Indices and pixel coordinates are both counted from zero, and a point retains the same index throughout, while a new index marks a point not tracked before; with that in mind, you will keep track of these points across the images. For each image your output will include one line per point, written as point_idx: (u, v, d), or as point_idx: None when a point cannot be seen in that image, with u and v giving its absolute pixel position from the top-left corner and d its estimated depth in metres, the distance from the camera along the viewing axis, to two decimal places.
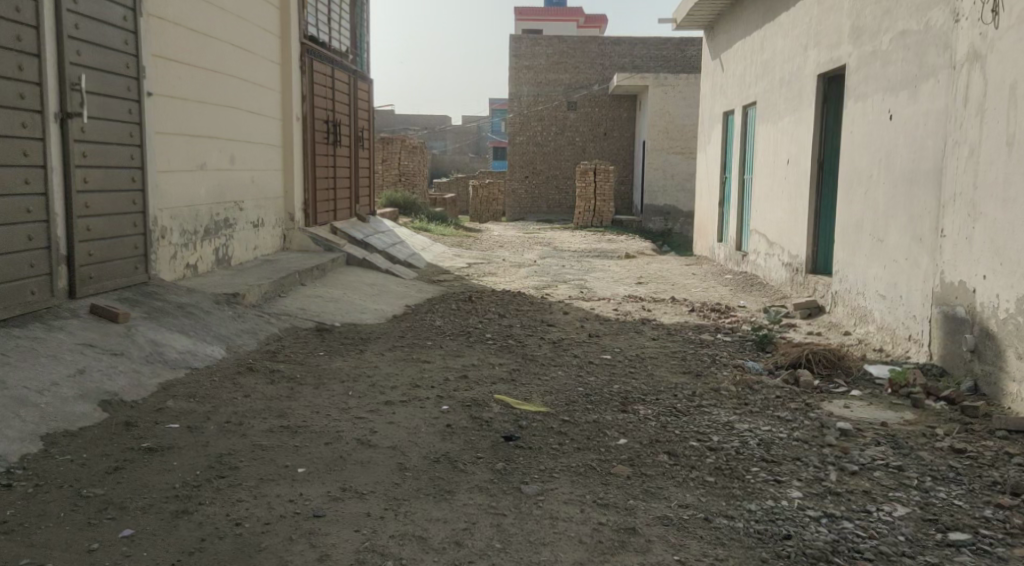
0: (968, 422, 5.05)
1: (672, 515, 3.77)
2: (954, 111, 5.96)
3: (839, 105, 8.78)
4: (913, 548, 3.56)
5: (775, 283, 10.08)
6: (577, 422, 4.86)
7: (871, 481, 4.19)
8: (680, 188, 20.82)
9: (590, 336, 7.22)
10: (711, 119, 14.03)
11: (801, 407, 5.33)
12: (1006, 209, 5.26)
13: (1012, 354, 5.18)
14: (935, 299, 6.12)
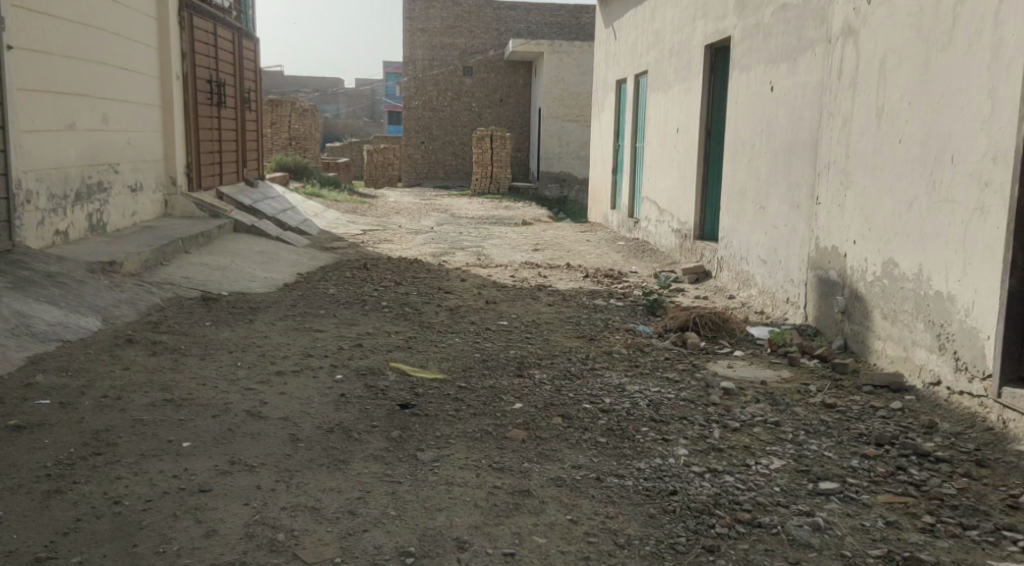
0: (840, 379, 5.35)
1: (565, 475, 3.89)
2: (830, 84, 6.22)
3: (726, 76, 9.04)
4: (787, 498, 3.78)
5: (665, 249, 10.37)
6: (474, 388, 4.95)
7: (751, 437, 4.42)
8: (574, 155, 21.00)
9: (487, 303, 7.30)
10: (605, 87, 14.22)
11: (688, 368, 5.56)
12: (876, 177, 5.56)
13: (877, 314, 5.50)
14: (811, 263, 6.43)
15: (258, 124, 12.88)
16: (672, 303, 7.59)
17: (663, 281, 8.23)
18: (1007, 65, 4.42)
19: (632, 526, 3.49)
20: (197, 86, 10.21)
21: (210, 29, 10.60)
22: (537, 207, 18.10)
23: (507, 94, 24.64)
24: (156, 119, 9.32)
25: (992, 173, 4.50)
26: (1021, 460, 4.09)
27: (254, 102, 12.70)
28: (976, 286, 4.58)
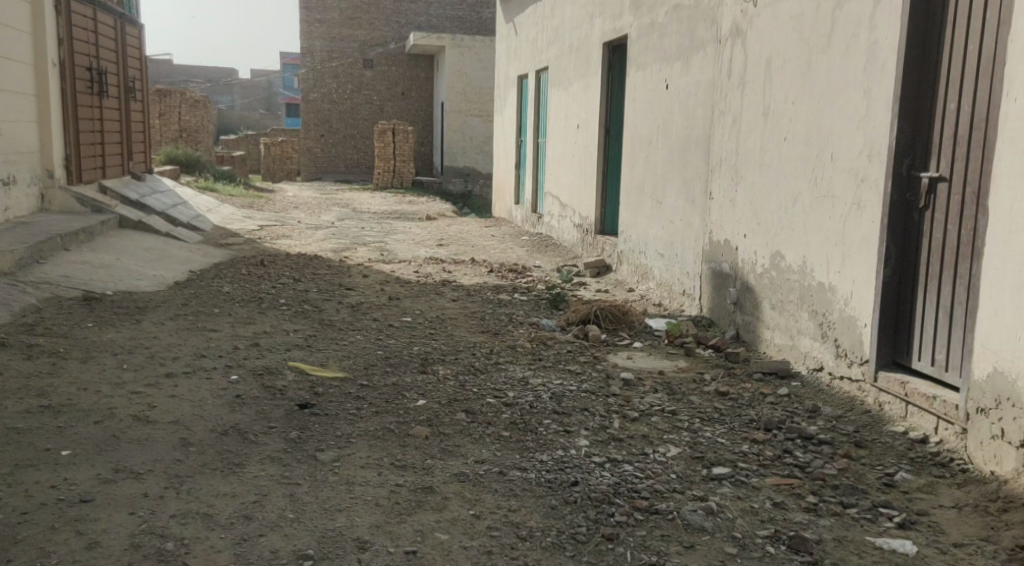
0: (732, 368, 5.57)
1: (468, 471, 3.96)
2: (721, 83, 6.45)
3: (624, 74, 9.23)
4: (682, 484, 3.92)
5: (568, 244, 10.55)
6: (376, 386, 4.96)
7: (649, 426, 4.58)
8: (478, 150, 21.08)
9: (390, 299, 7.29)
10: (506, 82, 14.31)
11: (589, 360, 5.69)
12: (764, 173, 5.80)
13: (766, 305, 5.75)
14: (705, 256, 6.66)
15: (144, 119, 12.53)
16: (574, 296, 7.73)
17: (565, 276, 8.38)
18: (881, 66, 4.67)
19: (534, 519, 3.55)
20: (75, 75, 9.85)
21: (90, 15, 10.25)
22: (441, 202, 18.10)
23: (408, 87, 24.70)
24: (30, 108, 8.96)
25: (867, 169, 4.76)
26: (895, 441, 4.35)
27: (139, 93, 12.33)
28: (854, 277, 4.85)
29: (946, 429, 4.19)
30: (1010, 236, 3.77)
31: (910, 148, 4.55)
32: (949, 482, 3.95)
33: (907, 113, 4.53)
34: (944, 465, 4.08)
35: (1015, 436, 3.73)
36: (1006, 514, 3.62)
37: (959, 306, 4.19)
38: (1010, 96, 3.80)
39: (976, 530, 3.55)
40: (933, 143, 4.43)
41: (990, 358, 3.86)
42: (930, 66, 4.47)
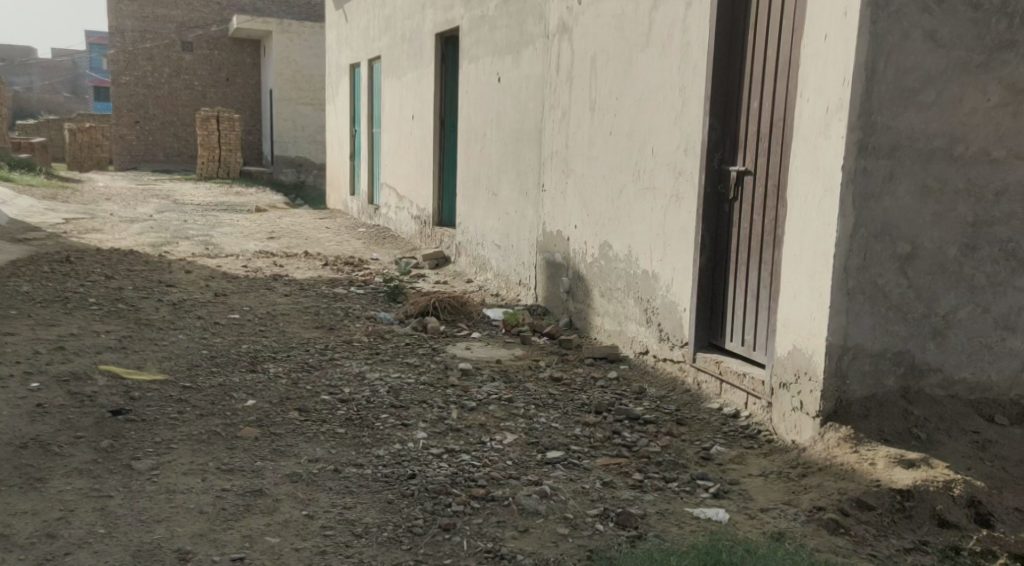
0: (565, 354, 5.77)
1: (300, 471, 3.93)
2: (550, 77, 6.63)
3: (457, 64, 9.31)
4: (518, 470, 4.04)
5: (405, 236, 10.57)
6: (200, 388, 4.84)
7: (487, 415, 4.69)
8: (309, 140, 20.77)
9: (216, 296, 7.09)
10: (338, 70, 14.12)
11: (427, 352, 5.76)
12: (591, 166, 6.03)
13: (597, 293, 5.98)
14: (538, 246, 6.86)
15: None
16: (412, 288, 7.76)
17: (403, 268, 8.39)
18: (694, 65, 4.95)
19: (370, 515, 3.57)
20: None
21: None
22: (273, 193, 17.65)
23: (232, 72, 23.86)
24: None
25: (684, 163, 5.04)
26: (711, 417, 4.66)
27: None
28: (674, 265, 5.13)
29: (754, 403, 4.53)
30: (807, 224, 4.12)
31: (720, 144, 4.86)
32: (758, 452, 4.27)
33: (717, 111, 4.83)
34: (753, 437, 4.41)
35: (812, 406, 4.09)
36: (805, 478, 3.95)
37: (765, 290, 4.53)
38: (803, 95, 4.15)
39: (780, 496, 3.86)
40: (740, 139, 4.75)
41: (792, 336, 4.22)
42: (736, 67, 4.79)
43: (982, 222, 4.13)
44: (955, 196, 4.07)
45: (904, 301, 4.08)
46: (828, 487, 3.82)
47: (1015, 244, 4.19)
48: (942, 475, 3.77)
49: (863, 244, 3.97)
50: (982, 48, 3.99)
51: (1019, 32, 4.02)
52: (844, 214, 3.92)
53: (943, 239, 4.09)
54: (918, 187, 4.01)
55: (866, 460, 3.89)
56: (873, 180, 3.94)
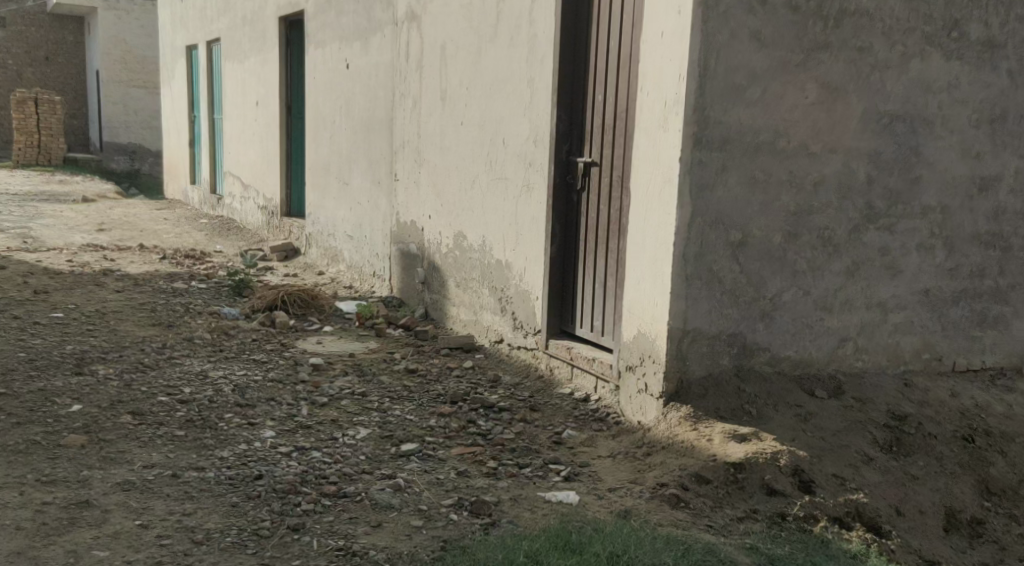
0: (421, 345, 5.81)
1: (134, 478, 3.81)
2: (400, 65, 6.61)
3: (302, 48, 9.14)
4: (371, 464, 4.07)
5: (251, 227, 10.31)
6: (18, 394, 4.60)
7: (339, 410, 4.70)
8: (143, 125, 19.84)
9: (36, 294, 6.72)
10: (173, 52, 13.56)
11: (276, 347, 5.68)
12: (443, 156, 6.07)
13: (452, 282, 6.04)
14: (392, 237, 6.85)
15: None
16: (259, 282, 7.61)
17: (249, 261, 8.20)
18: (541, 58, 5.07)
19: (211, 520, 3.49)
20: None
21: None
22: (103, 181, 16.76)
23: (54, 51, 20.88)
24: None
25: (533, 153, 5.16)
26: (563, 402, 4.83)
27: None
28: (527, 253, 5.25)
29: (603, 387, 4.74)
30: (648, 214, 4.32)
31: (567, 135, 5.01)
32: (607, 434, 4.48)
33: (564, 102, 4.97)
34: (602, 420, 4.62)
35: (656, 388, 4.32)
36: (649, 457, 4.17)
37: (610, 276, 4.71)
38: (644, 90, 4.33)
39: (627, 475, 4.06)
40: (586, 130, 4.90)
41: (637, 321, 4.43)
42: (580, 59, 4.93)
43: (802, 211, 4.42)
44: (779, 186, 4.34)
45: (737, 286, 4.34)
46: (670, 465, 4.04)
47: (831, 231, 4.52)
48: (771, 447, 4.05)
49: (699, 233, 4.19)
50: (800, 48, 4.25)
51: (832, 34, 4.32)
52: (681, 204, 4.13)
53: (771, 227, 4.36)
54: (747, 178, 4.26)
55: (703, 437, 4.13)
56: (707, 172, 4.16)
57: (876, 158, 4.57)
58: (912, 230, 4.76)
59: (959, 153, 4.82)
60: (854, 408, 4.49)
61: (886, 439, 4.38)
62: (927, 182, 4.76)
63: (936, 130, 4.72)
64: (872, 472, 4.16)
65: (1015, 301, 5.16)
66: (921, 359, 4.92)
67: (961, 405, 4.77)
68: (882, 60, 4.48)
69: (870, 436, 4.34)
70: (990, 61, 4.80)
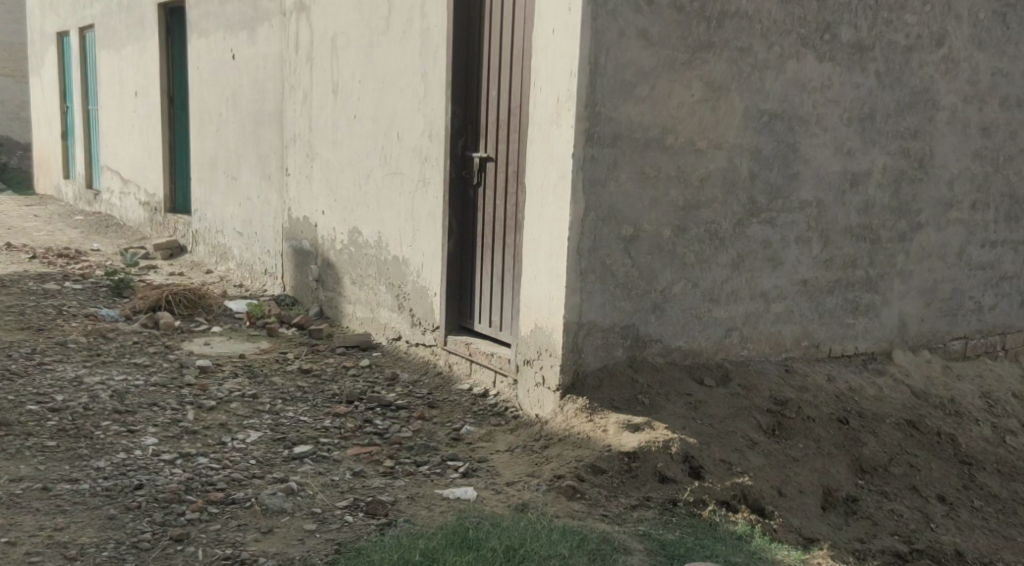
0: (314, 344, 5.74)
1: (2, 493, 3.65)
2: (289, 57, 6.48)
3: (184, 36, 8.88)
4: (263, 468, 4.02)
5: (132, 223, 9.95)
6: None
7: (228, 414, 4.63)
8: (12, 117, 18.86)
9: None
10: (42, 39, 12.96)
11: (159, 350, 5.52)
12: (336, 150, 6.00)
13: (347, 280, 5.99)
14: (284, 233, 6.73)
15: None
16: (141, 282, 7.36)
17: (132, 260, 7.93)
18: (434, 52, 5.06)
19: (87, 534, 3.37)
20: None
21: None
22: None
23: None
24: None
25: (429, 148, 5.15)
26: (462, 398, 4.88)
27: None
28: (424, 249, 5.25)
29: (502, 381, 4.79)
30: (542, 209, 4.37)
31: (462, 130, 5.02)
32: (504, 428, 4.55)
33: (458, 97, 4.97)
34: (501, 414, 4.68)
35: (552, 381, 4.40)
36: (547, 449, 4.25)
37: (507, 271, 4.75)
38: (536, 86, 4.38)
39: (524, 468, 4.12)
40: (481, 125, 4.92)
41: (534, 316, 4.49)
42: (473, 54, 4.95)
43: (690, 205, 4.55)
44: (668, 182, 4.45)
45: (628, 279, 4.43)
46: (566, 456, 4.12)
47: (716, 226, 4.66)
48: (663, 435, 4.16)
49: (593, 227, 4.26)
50: (685, 47, 4.37)
51: (714, 34, 4.46)
52: (576, 199, 4.18)
53: (660, 221, 4.47)
54: (637, 173, 4.35)
55: (599, 427, 4.22)
56: (599, 167, 4.23)
57: (758, 154, 4.73)
58: (792, 223, 4.95)
59: (833, 150, 5.02)
60: (739, 395, 4.66)
61: (770, 424, 4.56)
62: (804, 178, 4.94)
63: (811, 129, 4.91)
64: (758, 456, 4.32)
65: (885, 290, 5.39)
66: (801, 346, 5.11)
67: (837, 389, 4.99)
68: (761, 61, 4.64)
69: (755, 422, 4.51)
70: (860, 63, 5.01)
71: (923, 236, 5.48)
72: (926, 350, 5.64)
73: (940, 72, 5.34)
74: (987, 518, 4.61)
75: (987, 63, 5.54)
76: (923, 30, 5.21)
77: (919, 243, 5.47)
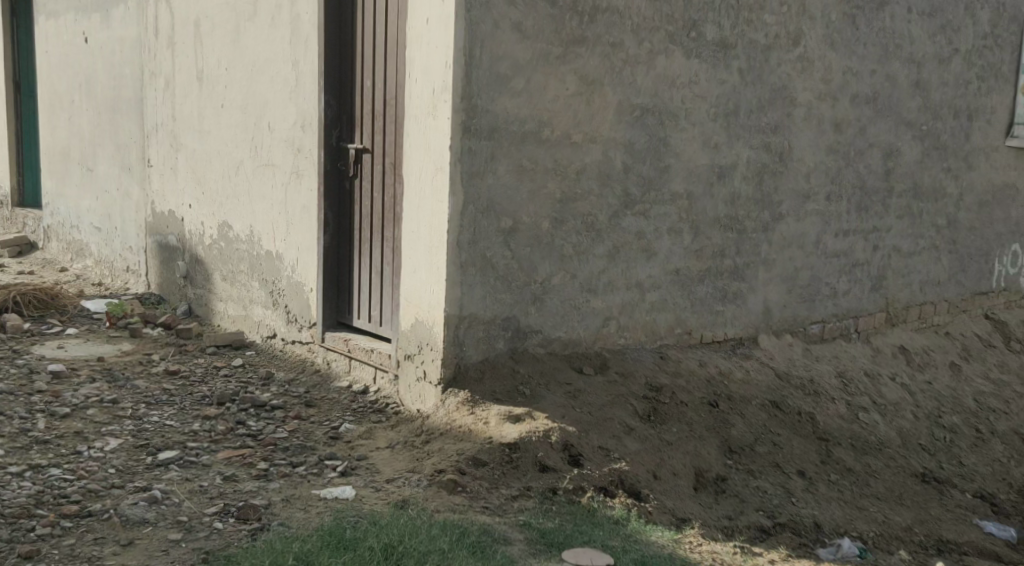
0: (183, 344, 5.48)
1: None
2: (147, 41, 6.16)
3: (29, 17, 8.30)
4: (122, 478, 3.81)
5: None
6: None
7: (84, 421, 4.35)
8: None
9: None
10: None
11: (7, 355, 5.14)
12: (202, 140, 5.75)
13: (217, 276, 5.75)
14: (147, 228, 6.39)
15: None
16: None
17: None
18: (305, 40, 4.92)
19: None
20: None
21: None
22: None
23: None
24: None
25: (302, 139, 5.01)
26: (341, 396, 4.78)
27: None
28: (299, 244, 5.11)
29: (382, 377, 4.72)
30: (421, 203, 4.34)
31: (336, 121, 4.90)
32: (384, 425, 4.48)
33: (331, 86, 4.85)
34: (381, 410, 4.62)
35: (433, 374, 4.38)
36: (428, 444, 4.22)
37: (386, 266, 4.68)
38: (412, 76, 4.33)
39: (405, 464, 4.08)
40: (356, 116, 4.82)
41: (414, 310, 4.45)
42: (346, 42, 4.84)
43: (566, 198, 4.62)
44: (546, 174, 4.50)
45: (508, 272, 4.46)
46: (447, 450, 4.11)
47: (592, 217, 4.75)
48: (543, 425, 4.21)
49: (472, 220, 4.26)
50: (559, 42, 4.43)
51: (587, 29, 4.54)
52: (454, 191, 4.17)
53: (538, 214, 4.52)
54: (515, 166, 4.37)
55: (480, 420, 4.23)
56: (476, 160, 4.22)
57: (630, 147, 4.85)
58: (663, 215, 5.10)
59: (700, 144, 5.21)
60: (616, 382, 4.77)
61: (645, 409, 4.69)
62: (674, 170, 5.11)
63: (680, 123, 5.08)
64: (633, 441, 4.44)
65: (750, 278, 5.65)
66: (674, 333, 5.29)
67: (708, 374, 5.19)
68: (631, 56, 4.76)
69: (631, 408, 4.64)
70: (724, 60, 5.22)
71: (783, 227, 5.78)
72: (787, 334, 5.95)
73: (797, 70, 5.63)
74: (843, 490, 4.91)
75: (839, 63, 5.88)
76: (781, 30, 5.48)
77: (779, 233, 5.76)
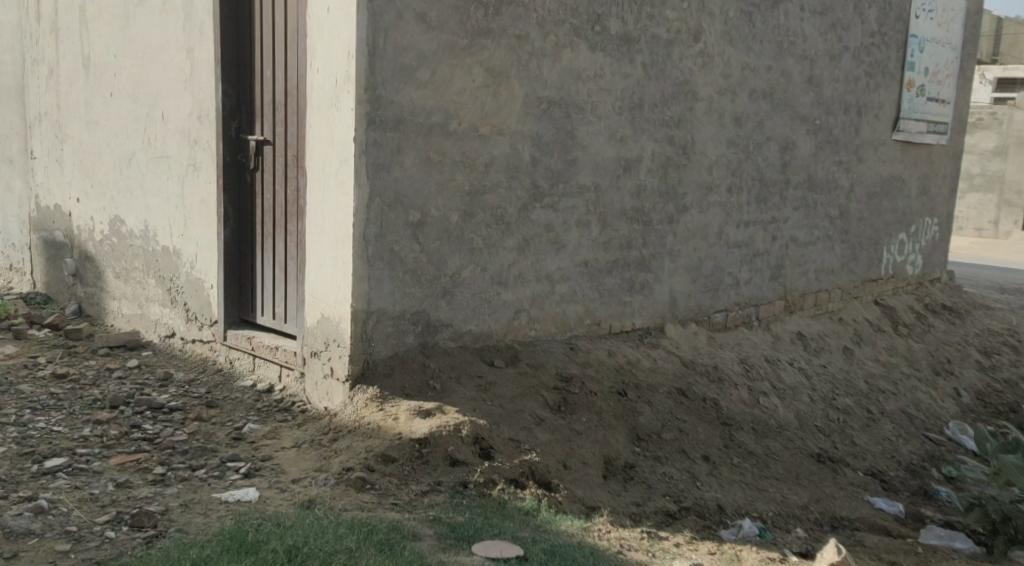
0: (72, 346, 5.20)
1: None
2: (28, 26, 5.80)
3: None
4: (5, 488, 3.59)
5: None
6: None
7: None
8: None
9: None
10: None
11: None
12: (90, 130, 5.46)
13: (110, 274, 5.48)
14: (31, 224, 6.03)
15: None
16: None
17: None
18: (199, 26, 4.72)
19: None
20: None
21: None
22: None
23: None
24: None
25: (198, 130, 4.82)
26: (244, 395, 4.63)
27: None
28: (197, 239, 4.92)
29: (287, 376, 4.59)
30: (324, 195, 4.23)
31: (235, 112, 4.73)
32: (290, 424, 4.36)
33: (229, 76, 4.68)
34: (287, 409, 4.49)
35: (341, 371, 4.29)
36: (336, 442, 4.13)
37: (290, 261, 4.55)
38: (313, 66, 4.22)
39: (312, 463, 3.98)
40: (256, 107, 4.66)
41: (319, 306, 4.34)
42: (244, 30, 4.67)
43: (475, 191, 4.59)
44: (454, 167, 4.46)
45: (417, 266, 4.40)
46: (356, 448, 4.03)
47: (502, 210, 4.75)
48: (453, 419, 4.18)
49: (378, 213, 4.18)
50: (465, 33, 4.39)
51: (492, 21, 4.52)
52: (359, 184, 4.09)
53: (447, 207, 4.48)
54: (421, 158, 4.32)
55: (389, 416, 4.17)
56: (382, 152, 4.15)
57: (538, 140, 4.86)
58: (572, 207, 5.14)
59: (607, 137, 5.27)
60: (527, 374, 4.78)
61: (555, 400, 4.72)
62: (581, 163, 5.15)
63: (587, 116, 5.12)
64: (544, 432, 4.46)
65: (656, 269, 5.75)
66: (583, 324, 5.34)
67: (616, 363, 5.27)
68: (537, 49, 4.77)
69: (542, 400, 4.66)
70: (627, 54, 5.29)
71: (687, 218, 5.91)
72: (692, 323, 6.10)
73: (698, 65, 5.76)
74: (743, 473, 5.06)
75: (737, 59, 6.05)
76: (682, 26, 5.59)
77: (684, 224, 5.89)
